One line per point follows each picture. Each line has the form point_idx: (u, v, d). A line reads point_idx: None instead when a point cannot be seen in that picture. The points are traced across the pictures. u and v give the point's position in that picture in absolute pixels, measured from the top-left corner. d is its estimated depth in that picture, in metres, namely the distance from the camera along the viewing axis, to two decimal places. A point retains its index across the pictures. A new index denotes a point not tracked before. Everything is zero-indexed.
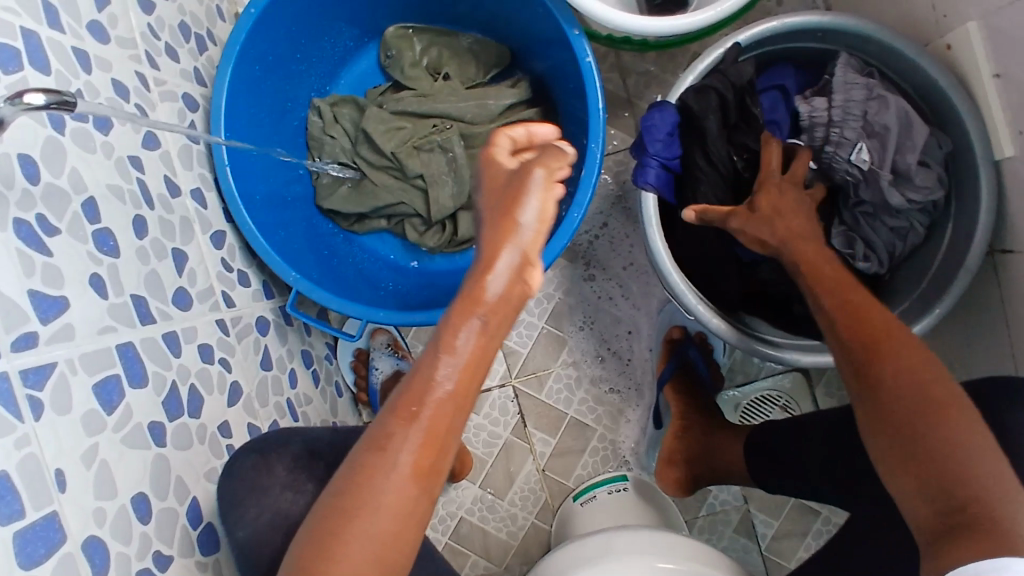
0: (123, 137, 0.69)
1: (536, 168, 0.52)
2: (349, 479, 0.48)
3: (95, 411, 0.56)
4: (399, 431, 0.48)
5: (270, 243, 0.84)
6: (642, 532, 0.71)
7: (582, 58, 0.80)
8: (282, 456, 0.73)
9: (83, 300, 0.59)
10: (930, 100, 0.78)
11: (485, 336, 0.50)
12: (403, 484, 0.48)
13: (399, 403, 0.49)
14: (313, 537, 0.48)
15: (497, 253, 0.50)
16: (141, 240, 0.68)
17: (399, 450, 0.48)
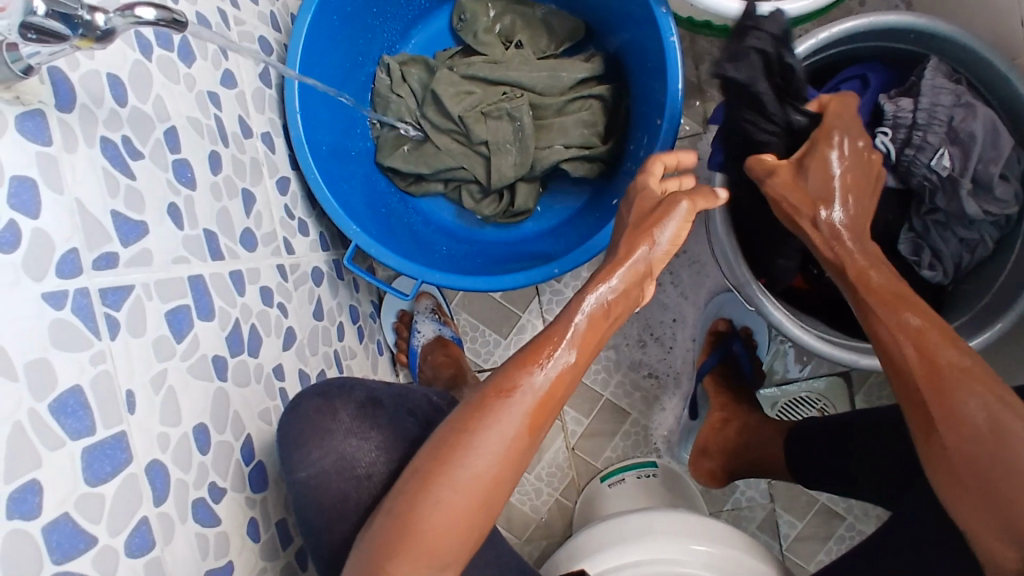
0: (204, 72, 0.70)
1: (683, 201, 0.65)
2: (474, 408, 0.56)
3: (166, 337, 0.57)
4: (526, 379, 0.56)
5: (333, 193, 0.84)
6: (679, 515, 0.71)
7: (667, 36, 0.78)
8: (347, 400, 0.72)
9: (161, 229, 0.59)
10: (1016, 114, 0.76)
11: (607, 317, 0.61)
12: (523, 422, 0.55)
13: (531, 355, 0.57)
14: (434, 453, 0.55)
15: (635, 257, 0.63)
16: (215, 176, 0.69)
17: (526, 393, 0.56)
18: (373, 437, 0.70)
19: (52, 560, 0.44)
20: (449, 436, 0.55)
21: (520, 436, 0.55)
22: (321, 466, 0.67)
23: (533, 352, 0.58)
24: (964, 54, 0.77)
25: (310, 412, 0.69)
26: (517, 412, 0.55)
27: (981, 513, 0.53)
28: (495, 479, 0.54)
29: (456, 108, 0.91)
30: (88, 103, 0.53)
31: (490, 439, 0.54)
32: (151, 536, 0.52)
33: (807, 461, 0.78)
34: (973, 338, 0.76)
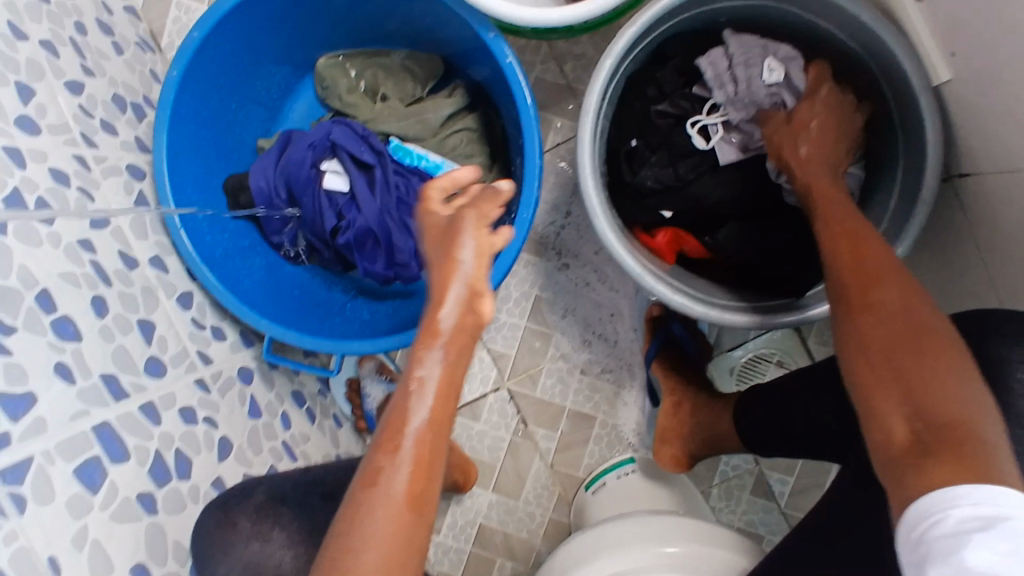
0: (70, 223, 0.71)
1: (467, 216, 0.65)
2: (348, 507, 0.54)
3: (80, 494, 0.59)
4: (387, 463, 0.55)
5: (235, 294, 0.85)
6: (637, 522, 0.71)
7: (503, 59, 0.79)
8: (245, 507, 0.71)
9: (50, 391, 0.60)
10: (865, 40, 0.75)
11: (447, 369, 0.59)
12: (398, 505, 0.53)
13: (383, 437, 0.56)
14: (321, 569, 0.53)
15: (445, 291, 0.61)
16: (103, 319, 0.70)
17: (391, 476, 0.54)
18: (275, 537, 0.71)
19: None
20: (335, 545, 0.53)
21: (401, 524, 0.53)
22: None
23: (385, 437, 0.56)
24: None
25: (211, 526, 0.68)
26: (385, 507, 0.53)
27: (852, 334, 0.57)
28: (387, 573, 0.51)
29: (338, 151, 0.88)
30: None
31: (369, 546, 0.52)
32: None
33: (760, 429, 0.77)
34: None
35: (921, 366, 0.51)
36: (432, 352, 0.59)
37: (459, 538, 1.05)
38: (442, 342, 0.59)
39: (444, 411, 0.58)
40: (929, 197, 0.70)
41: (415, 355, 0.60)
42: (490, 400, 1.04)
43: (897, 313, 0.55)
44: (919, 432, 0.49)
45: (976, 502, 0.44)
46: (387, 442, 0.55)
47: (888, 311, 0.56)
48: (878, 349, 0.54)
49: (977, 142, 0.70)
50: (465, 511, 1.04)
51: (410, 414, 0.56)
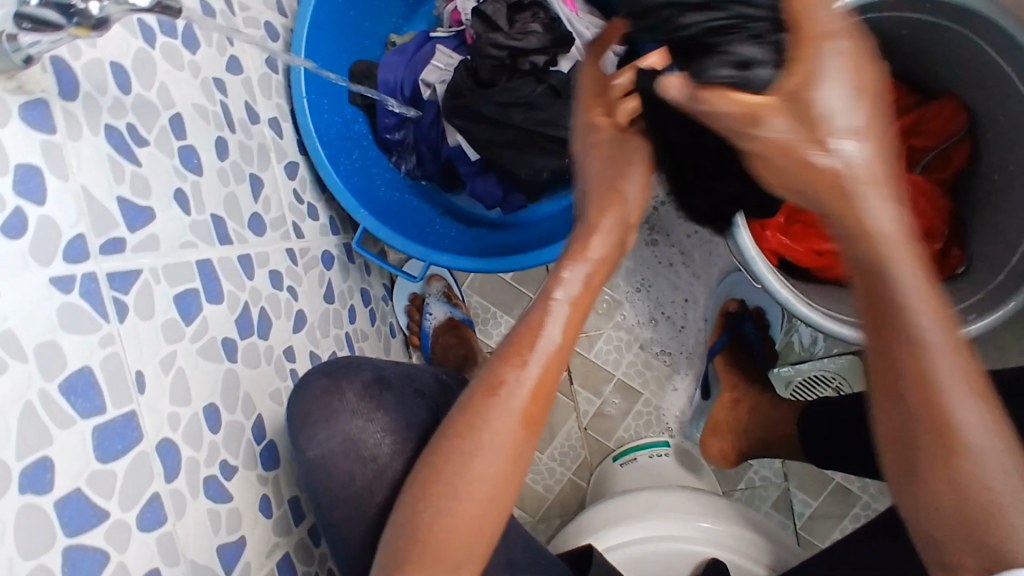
0: (209, 59, 0.70)
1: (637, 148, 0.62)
2: (461, 417, 0.54)
3: (175, 320, 0.58)
4: (512, 374, 0.54)
5: (341, 177, 0.84)
6: (676, 492, 0.72)
7: None
8: (353, 379, 0.72)
9: (166, 213, 0.60)
10: (999, 87, 0.75)
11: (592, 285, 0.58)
12: (515, 421, 0.54)
13: (510, 349, 0.55)
14: (432, 460, 0.55)
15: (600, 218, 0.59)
16: (223, 162, 0.70)
17: (513, 391, 0.54)
18: (378, 418, 0.70)
19: (65, 533, 0.46)
20: (448, 438, 0.55)
21: (518, 439, 0.54)
22: (328, 447, 0.68)
23: (516, 347, 0.55)
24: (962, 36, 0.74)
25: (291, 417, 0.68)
26: (504, 419, 0.54)
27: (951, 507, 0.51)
28: (500, 476, 0.54)
29: (469, 98, 0.85)
30: (90, 91, 0.53)
31: (484, 452, 0.53)
32: (163, 511, 0.54)
33: (822, 444, 0.77)
34: (985, 313, 0.72)
35: None
36: (561, 285, 0.57)
37: None
38: (585, 264, 0.58)
39: (574, 330, 0.57)
40: None
41: (553, 278, 0.57)
42: None
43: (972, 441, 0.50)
44: None
45: None
46: (517, 351, 0.55)
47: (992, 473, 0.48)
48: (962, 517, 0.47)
49: None
50: None
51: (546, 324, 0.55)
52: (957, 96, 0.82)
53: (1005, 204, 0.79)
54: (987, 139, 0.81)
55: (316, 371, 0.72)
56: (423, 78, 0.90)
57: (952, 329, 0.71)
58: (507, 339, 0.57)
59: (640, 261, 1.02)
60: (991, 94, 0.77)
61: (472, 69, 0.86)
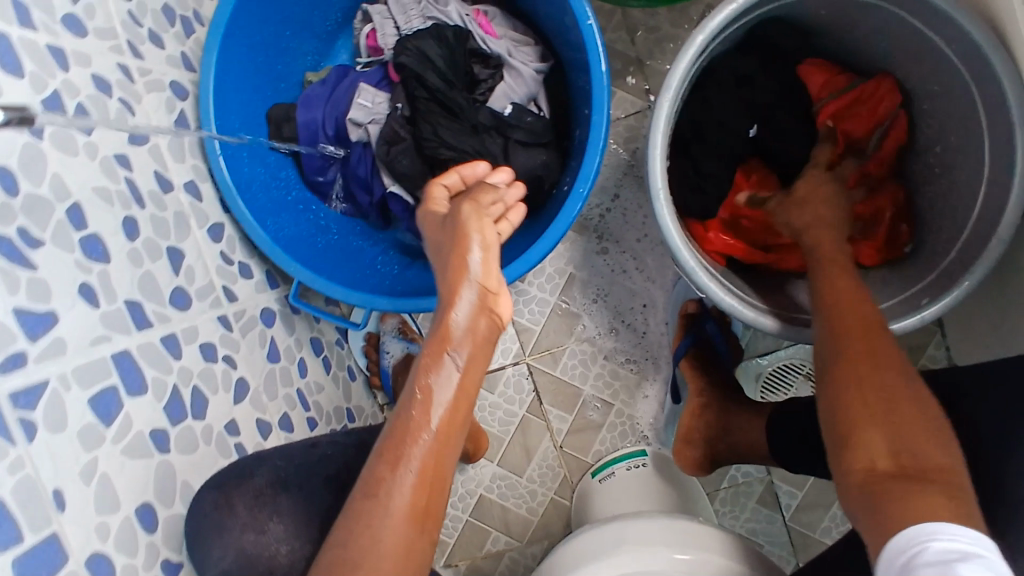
0: (107, 136, 0.67)
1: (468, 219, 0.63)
2: (349, 527, 0.52)
3: (92, 424, 0.56)
4: (389, 474, 0.53)
5: (269, 232, 0.81)
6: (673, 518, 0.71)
7: (584, 21, 0.74)
8: (245, 490, 0.66)
9: (72, 312, 0.57)
10: (930, 61, 0.73)
11: (462, 379, 0.58)
12: (402, 518, 0.52)
13: (388, 445, 0.55)
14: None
15: (456, 293, 0.60)
16: (133, 242, 0.66)
17: (393, 489, 0.53)
18: (272, 528, 0.66)
19: None
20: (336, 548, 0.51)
21: (405, 535, 0.52)
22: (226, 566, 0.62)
23: (393, 442, 0.54)
24: (887, 14, 0.72)
25: (207, 512, 0.63)
26: (391, 520, 0.52)
27: (861, 409, 0.53)
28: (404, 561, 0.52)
29: (465, 143, 0.82)
30: None
31: (370, 558, 0.50)
32: None
33: (793, 447, 0.75)
34: (937, 298, 0.70)
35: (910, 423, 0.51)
36: (438, 368, 0.57)
37: (458, 505, 1.04)
38: (452, 349, 0.58)
39: (453, 418, 0.56)
40: (1007, 235, 0.66)
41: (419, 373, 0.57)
42: (508, 373, 1.02)
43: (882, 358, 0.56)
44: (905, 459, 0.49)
45: (951, 536, 0.42)
46: (390, 451, 0.54)
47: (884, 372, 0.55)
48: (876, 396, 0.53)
49: None
50: (467, 479, 1.03)
51: (420, 420, 0.55)
52: (891, 73, 0.80)
53: (946, 176, 0.77)
54: (925, 113, 0.79)
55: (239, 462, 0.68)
56: (352, 119, 0.85)
57: (906, 319, 0.69)
58: (383, 436, 0.56)
59: (593, 271, 1.00)
60: (923, 68, 0.75)
61: (452, 111, 0.82)
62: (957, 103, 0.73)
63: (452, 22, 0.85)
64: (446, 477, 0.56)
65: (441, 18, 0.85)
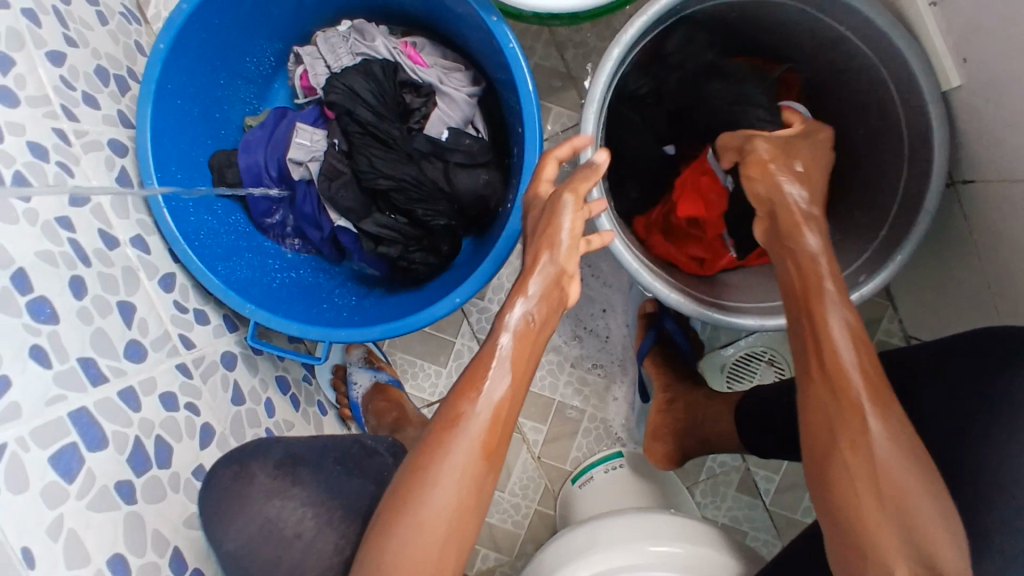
0: (48, 200, 0.68)
1: (565, 194, 0.65)
2: (411, 472, 0.57)
3: (55, 483, 0.57)
4: (466, 408, 0.59)
5: (221, 278, 0.82)
6: (649, 517, 0.71)
7: (506, 43, 0.77)
8: (264, 460, 0.72)
9: (25, 375, 0.58)
10: (839, 48, 0.76)
11: (534, 329, 0.64)
12: (474, 451, 0.58)
13: (465, 383, 0.60)
14: (393, 510, 0.57)
15: (537, 262, 0.65)
16: (81, 300, 0.67)
17: (471, 420, 0.58)
18: (296, 493, 0.72)
19: None
20: (401, 500, 0.57)
21: (472, 472, 0.57)
22: (249, 533, 0.69)
23: (469, 382, 0.60)
24: (793, 10, 0.76)
25: (227, 485, 0.69)
26: (463, 451, 0.57)
27: (864, 493, 0.55)
28: (455, 518, 0.57)
29: (400, 171, 0.84)
30: None
31: (440, 488, 0.56)
32: None
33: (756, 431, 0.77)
34: (874, 273, 0.72)
35: (900, 501, 0.53)
36: (510, 320, 0.63)
37: None
38: (528, 303, 0.64)
39: (525, 365, 0.62)
40: (933, 206, 0.69)
41: (501, 317, 0.63)
42: None
43: (884, 435, 0.55)
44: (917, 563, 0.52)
45: None
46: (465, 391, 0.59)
47: (883, 452, 0.54)
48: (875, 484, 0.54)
49: (991, 152, 0.70)
50: None
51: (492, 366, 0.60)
52: (797, 73, 0.87)
53: (873, 157, 0.80)
54: (845, 98, 0.82)
55: (225, 457, 0.71)
56: (291, 158, 0.87)
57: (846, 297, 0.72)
58: (464, 376, 0.61)
59: None
60: (835, 55, 0.78)
61: (386, 142, 0.84)
62: (870, 85, 0.76)
63: (381, 55, 0.88)
64: (514, 418, 0.61)
65: (371, 53, 0.88)
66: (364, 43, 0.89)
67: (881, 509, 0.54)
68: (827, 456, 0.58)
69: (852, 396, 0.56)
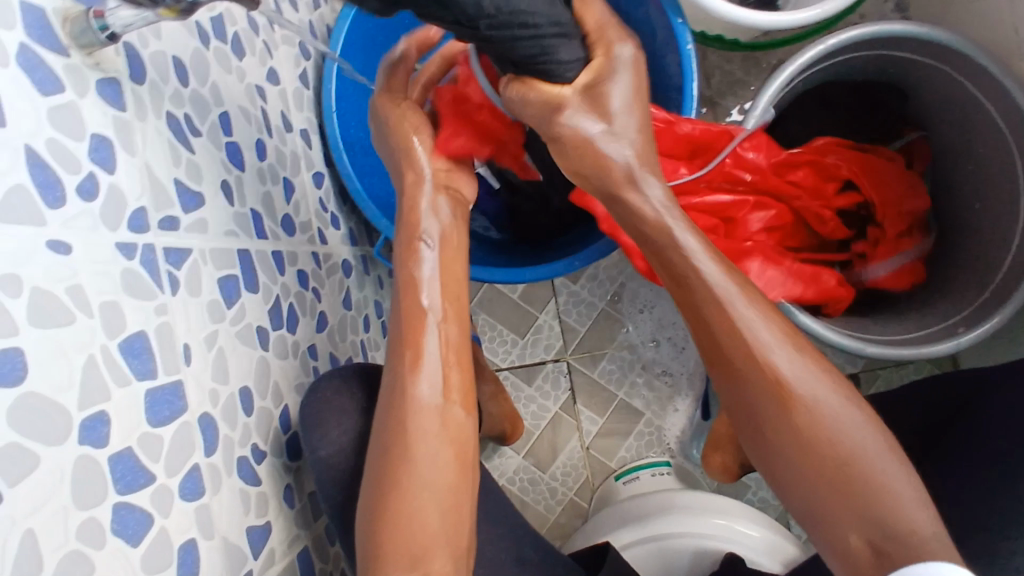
0: (252, 68, 0.74)
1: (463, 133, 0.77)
2: (391, 432, 0.61)
3: (218, 301, 0.60)
4: (425, 336, 0.65)
5: (365, 190, 0.88)
6: (704, 497, 0.79)
7: (683, 43, 0.83)
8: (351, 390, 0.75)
9: (214, 201, 0.62)
10: (979, 123, 0.82)
11: (443, 260, 0.70)
12: (434, 384, 0.63)
13: (405, 335, 0.65)
14: (382, 457, 0.60)
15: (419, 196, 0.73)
16: (261, 162, 0.73)
17: (427, 357, 0.64)
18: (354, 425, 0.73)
19: (116, 490, 0.46)
20: (384, 447, 0.61)
21: (435, 398, 0.62)
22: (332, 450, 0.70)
23: (407, 333, 0.65)
24: (945, 78, 0.83)
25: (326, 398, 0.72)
26: (421, 386, 0.62)
27: (829, 492, 0.54)
28: (453, 459, 0.61)
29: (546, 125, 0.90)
30: (156, 78, 0.56)
31: (418, 430, 0.60)
32: (201, 485, 0.54)
33: None
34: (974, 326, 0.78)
35: (877, 482, 0.53)
36: (424, 254, 0.70)
37: None
38: (422, 250, 0.70)
39: (455, 298, 0.69)
40: None
41: (406, 269, 0.69)
42: (547, 368, 1.07)
43: (806, 413, 0.56)
44: (878, 543, 0.51)
45: None
46: (408, 334, 0.65)
47: (821, 430, 0.56)
48: (823, 470, 0.55)
49: None
50: (492, 468, 1.06)
51: (420, 298, 0.67)
52: (927, 138, 0.92)
53: (983, 224, 0.85)
54: (969, 172, 0.88)
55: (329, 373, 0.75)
56: None
57: (942, 342, 0.77)
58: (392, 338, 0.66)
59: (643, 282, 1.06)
60: (974, 128, 0.84)
61: None
62: (1000, 162, 0.81)
63: None
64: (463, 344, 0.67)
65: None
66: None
67: (844, 506, 0.53)
68: (764, 435, 0.59)
69: (769, 386, 0.58)
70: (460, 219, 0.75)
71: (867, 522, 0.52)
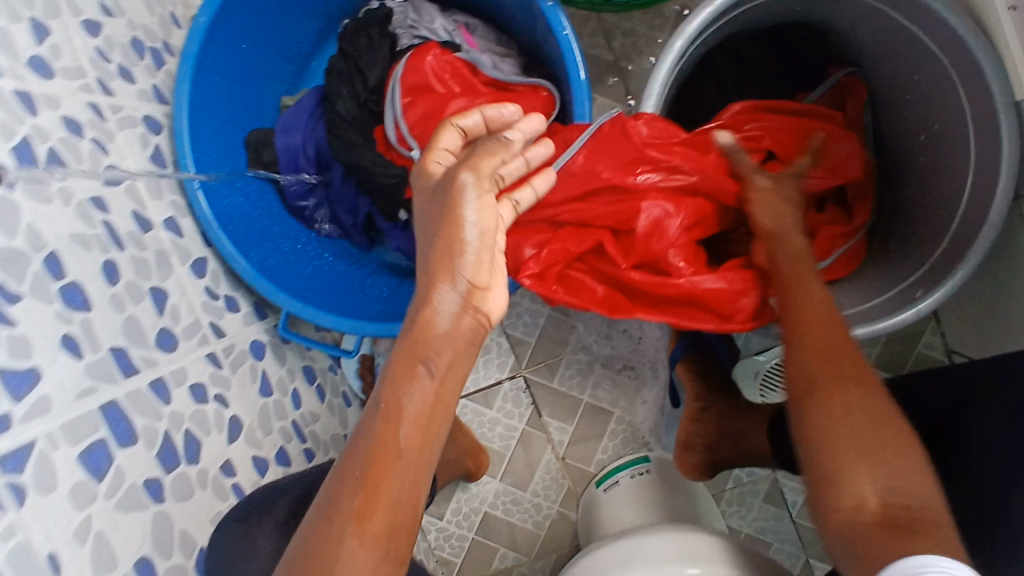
0: (82, 179, 0.65)
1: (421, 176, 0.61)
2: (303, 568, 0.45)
3: (84, 482, 0.54)
4: (387, 468, 0.48)
5: (254, 265, 0.79)
6: (690, 536, 0.67)
7: (560, 31, 0.74)
8: (266, 523, 0.66)
9: (57, 366, 0.55)
10: (908, 50, 0.72)
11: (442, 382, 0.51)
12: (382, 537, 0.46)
13: (369, 470, 0.47)
14: None
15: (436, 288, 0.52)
16: (114, 286, 0.64)
17: (393, 486, 0.47)
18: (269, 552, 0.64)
19: None
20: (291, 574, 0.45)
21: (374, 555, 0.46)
22: None
23: (375, 459, 0.47)
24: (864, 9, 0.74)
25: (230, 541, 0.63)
26: (361, 533, 0.46)
27: (847, 445, 0.50)
28: None
29: None
30: None
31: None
32: None
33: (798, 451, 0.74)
34: (932, 288, 0.69)
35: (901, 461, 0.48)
36: (429, 367, 0.50)
37: (461, 524, 1.03)
38: (426, 359, 0.51)
39: (435, 423, 0.50)
40: (998, 220, 0.65)
41: (394, 388, 0.50)
42: (505, 387, 1.01)
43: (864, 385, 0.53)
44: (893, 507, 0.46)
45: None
46: (372, 478, 0.47)
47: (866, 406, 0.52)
48: (850, 437, 0.50)
49: None
50: (471, 498, 1.02)
51: (400, 430, 0.48)
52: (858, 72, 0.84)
53: (931, 164, 0.76)
54: (908, 102, 0.78)
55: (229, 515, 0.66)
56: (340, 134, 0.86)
57: (901, 313, 0.68)
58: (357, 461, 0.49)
59: None
60: (904, 56, 0.74)
61: None
62: (938, 93, 0.72)
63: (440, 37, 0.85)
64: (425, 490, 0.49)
65: (429, 35, 0.85)
66: (422, 23, 0.85)
67: (867, 461, 0.48)
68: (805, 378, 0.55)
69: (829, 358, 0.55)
70: (477, 340, 0.54)
71: (893, 485, 0.47)
